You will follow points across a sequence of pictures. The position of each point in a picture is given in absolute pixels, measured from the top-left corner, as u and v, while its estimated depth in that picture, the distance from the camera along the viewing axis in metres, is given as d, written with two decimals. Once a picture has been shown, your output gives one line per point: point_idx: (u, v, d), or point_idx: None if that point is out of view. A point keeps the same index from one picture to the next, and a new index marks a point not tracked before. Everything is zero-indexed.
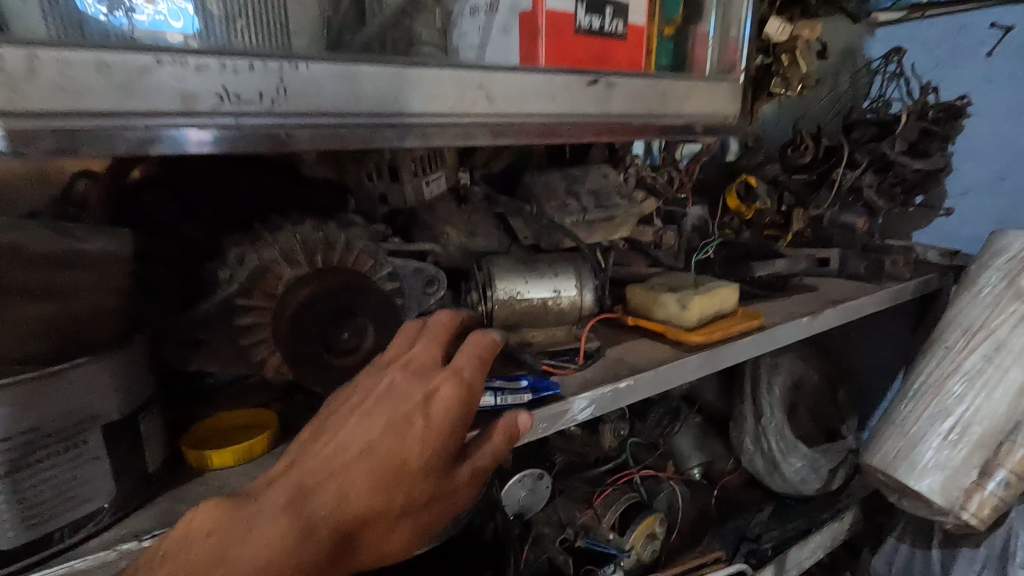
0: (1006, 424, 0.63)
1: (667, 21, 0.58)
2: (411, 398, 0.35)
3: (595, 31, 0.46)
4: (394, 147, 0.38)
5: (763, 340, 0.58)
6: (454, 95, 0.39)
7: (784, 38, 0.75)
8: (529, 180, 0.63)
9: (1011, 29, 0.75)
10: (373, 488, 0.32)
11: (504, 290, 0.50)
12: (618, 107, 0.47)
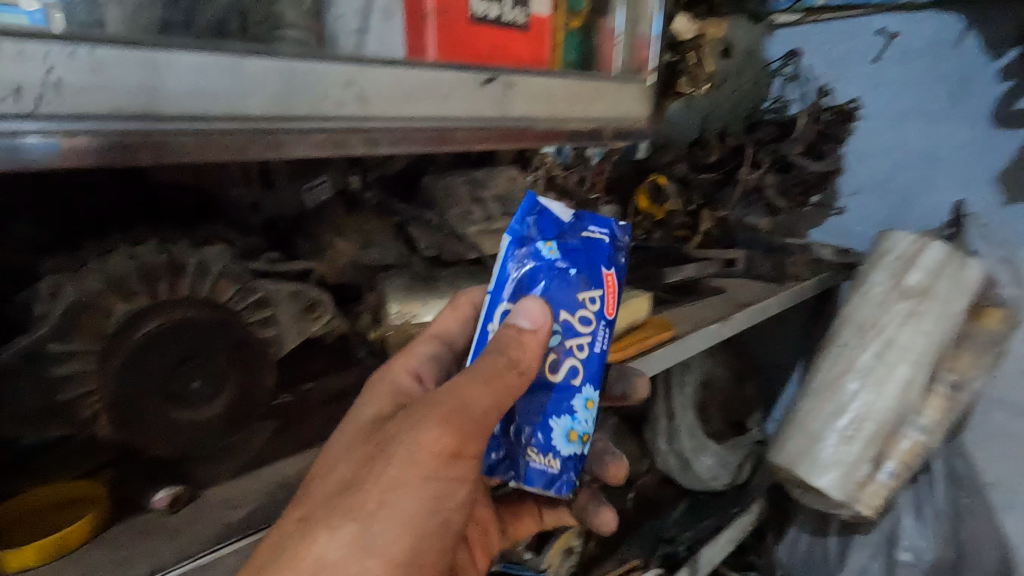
0: (893, 418, 0.66)
1: (570, 17, 0.58)
2: (446, 468, 0.27)
3: (491, 22, 0.46)
4: (247, 148, 0.33)
5: (677, 349, 0.56)
6: (309, 88, 0.35)
7: (692, 34, 0.75)
8: (430, 183, 0.57)
9: (896, 37, 0.77)
10: (411, 554, 0.27)
11: (398, 314, 0.45)
12: (519, 107, 0.47)
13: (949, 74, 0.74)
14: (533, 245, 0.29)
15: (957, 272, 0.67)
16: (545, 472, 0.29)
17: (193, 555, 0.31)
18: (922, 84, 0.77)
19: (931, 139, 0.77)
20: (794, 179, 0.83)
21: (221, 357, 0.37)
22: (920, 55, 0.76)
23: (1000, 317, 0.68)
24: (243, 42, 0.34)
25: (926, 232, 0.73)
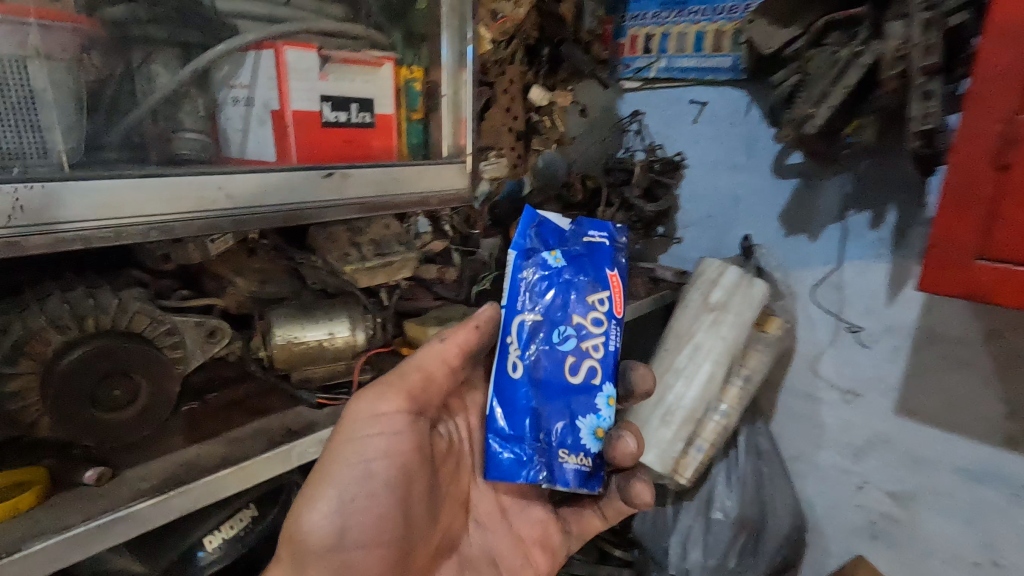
0: (699, 405, 0.85)
1: (409, 109, 0.66)
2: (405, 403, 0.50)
3: (341, 124, 0.57)
4: (141, 239, 0.45)
5: None
6: (194, 199, 0.46)
7: (543, 103, 0.94)
8: (316, 232, 0.70)
9: (705, 105, 0.98)
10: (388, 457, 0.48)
11: (283, 336, 0.58)
12: (353, 193, 0.56)
13: (743, 135, 0.94)
14: (540, 255, 0.49)
15: (746, 290, 0.87)
16: (576, 467, 0.48)
17: (123, 504, 0.44)
18: (727, 142, 0.97)
19: (736, 185, 0.97)
20: (636, 217, 1.02)
21: (139, 373, 0.50)
22: (723, 119, 0.96)
23: (777, 325, 0.89)
24: (144, 168, 0.45)
25: (730, 264, 0.92)
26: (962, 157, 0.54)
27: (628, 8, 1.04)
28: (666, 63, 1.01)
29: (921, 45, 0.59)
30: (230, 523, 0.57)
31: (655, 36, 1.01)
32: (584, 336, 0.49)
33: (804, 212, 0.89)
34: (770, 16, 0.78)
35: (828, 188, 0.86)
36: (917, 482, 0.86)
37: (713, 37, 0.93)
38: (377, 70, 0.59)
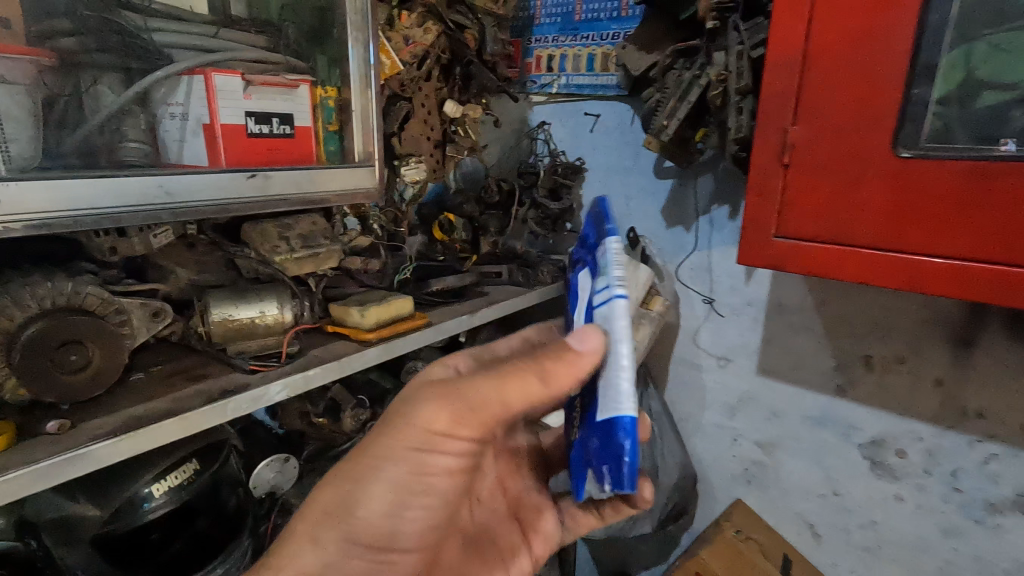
0: None
1: (325, 122, 0.78)
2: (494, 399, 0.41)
3: (263, 134, 0.68)
4: (92, 228, 0.55)
5: (427, 334, 0.84)
6: (138, 195, 0.57)
7: (457, 115, 1.06)
8: (248, 228, 0.80)
9: (598, 117, 1.13)
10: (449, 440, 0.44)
11: (218, 313, 0.69)
12: (275, 189, 0.67)
13: (630, 143, 1.10)
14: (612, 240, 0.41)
15: (634, 275, 0.99)
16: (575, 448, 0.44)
17: (80, 446, 0.53)
18: (617, 148, 1.13)
19: (626, 185, 1.13)
20: (545, 214, 1.16)
21: (90, 342, 0.59)
22: (613, 129, 1.12)
23: (660, 303, 1.03)
24: (94, 171, 0.55)
25: (621, 253, 1.06)
26: (759, 160, 0.70)
27: (532, 32, 1.19)
28: (565, 81, 1.16)
29: (736, 72, 0.75)
30: (179, 471, 0.67)
31: (555, 57, 1.16)
32: (566, 335, 0.44)
33: (679, 207, 1.06)
34: (637, 43, 0.94)
35: (695, 186, 1.02)
36: (775, 431, 1.04)
37: (600, 59, 1.08)
38: (294, 90, 0.71)
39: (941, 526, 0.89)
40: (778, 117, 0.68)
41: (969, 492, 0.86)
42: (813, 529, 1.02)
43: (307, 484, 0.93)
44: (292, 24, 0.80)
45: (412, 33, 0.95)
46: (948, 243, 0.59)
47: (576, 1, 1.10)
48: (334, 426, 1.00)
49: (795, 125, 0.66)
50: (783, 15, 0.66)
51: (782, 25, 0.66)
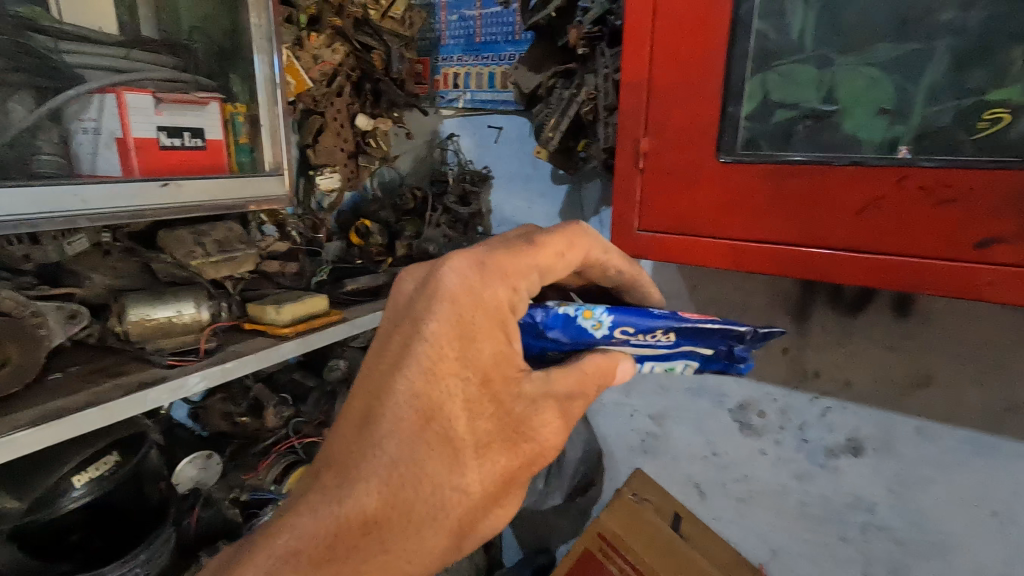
0: None
1: (236, 136, 0.85)
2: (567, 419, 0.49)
3: (175, 147, 0.74)
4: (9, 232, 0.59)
5: (342, 328, 0.91)
6: (53, 201, 0.61)
7: (369, 128, 1.15)
8: (163, 236, 0.85)
9: (500, 129, 1.25)
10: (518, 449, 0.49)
11: (137, 313, 0.74)
12: (185, 196, 0.72)
13: (529, 152, 1.22)
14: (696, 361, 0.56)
15: None
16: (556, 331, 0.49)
17: (4, 432, 0.57)
18: (519, 158, 1.24)
19: (528, 191, 1.25)
20: (456, 218, 1.26)
21: (8, 342, 0.63)
22: (514, 140, 1.24)
23: None
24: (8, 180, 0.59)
25: None
26: (621, 166, 0.83)
27: (439, 51, 1.29)
28: (470, 96, 1.26)
29: (603, 92, 0.89)
30: (98, 462, 0.71)
31: (460, 74, 1.27)
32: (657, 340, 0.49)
33: (573, 209, 1.19)
34: (527, 64, 1.06)
35: (585, 191, 1.16)
36: (663, 403, 1.18)
37: (499, 77, 1.20)
38: (205, 107, 0.77)
39: (795, 473, 1.05)
40: (633, 130, 0.82)
41: (812, 442, 1.02)
42: (699, 488, 1.17)
43: (231, 478, 0.99)
44: (201, 45, 0.87)
45: (321, 54, 1.03)
46: (761, 228, 0.73)
47: (475, 25, 1.21)
48: (257, 423, 1.05)
49: (645, 136, 0.80)
50: (631, 46, 0.79)
51: (631, 53, 0.79)
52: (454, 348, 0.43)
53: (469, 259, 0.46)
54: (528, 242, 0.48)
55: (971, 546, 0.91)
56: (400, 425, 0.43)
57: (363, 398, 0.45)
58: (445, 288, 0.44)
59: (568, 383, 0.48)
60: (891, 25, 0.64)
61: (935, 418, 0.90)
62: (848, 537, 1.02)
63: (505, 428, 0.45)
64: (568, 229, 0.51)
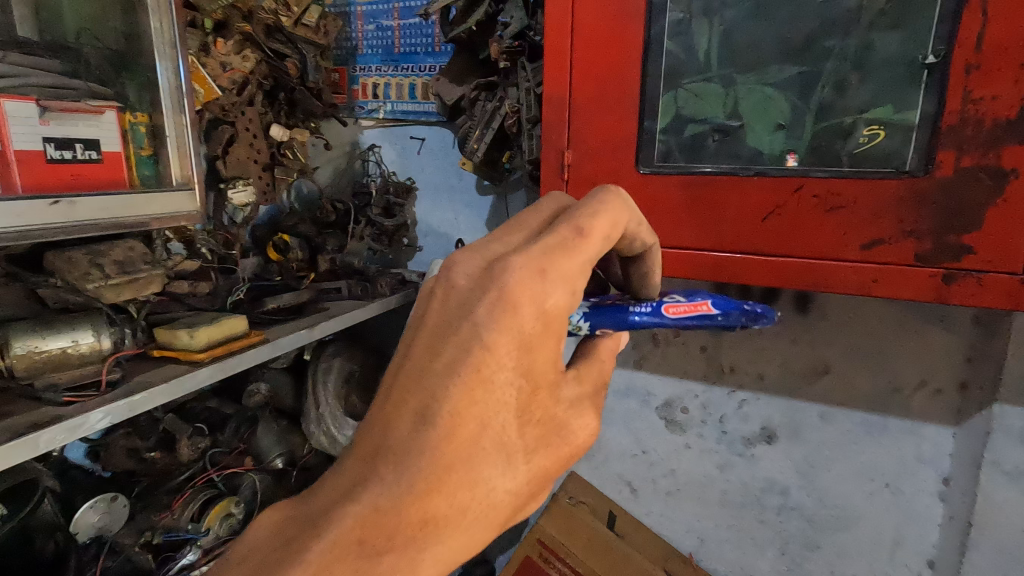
0: None
1: (137, 147, 0.78)
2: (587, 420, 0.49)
3: (66, 160, 0.66)
4: None
5: (264, 350, 0.86)
6: None
7: (285, 138, 1.10)
8: (52, 257, 0.76)
9: (423, 140, 1.24)
10: None
11: (22, 346, 0.66)
12: (82, 215, 0.65)
13: (453, 163, 1.22)
14: None
15: None
16: None
17: None
18: (443, 168, 1.24)
19: (454, 202, 1.25)
20: (381, 231, 1.24)
21: None
22: (438, 151, 1.23)
23: None
24: None
25: None
26: (547, 177, 0.85)
27: (356, 61, 1.26)
28: (391, 107, 1.25)
29: (526, 105, 0.91)
30: None
31: (379, 85, 1.24)
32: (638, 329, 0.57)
33: (499, 219, 1.20)
34: (449, 76, 1.06)
35: (511, 201, 1.17)
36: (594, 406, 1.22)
37: (420, 88, 1.20)
38: (100, 116, 0.69)
39: (717, 463, 1.12)
40: (557, 142, 0.83)
41: (731, 433, 1.09)
42: (631, 485, 1.21)
43: (139, 521, 0.90)
44: (92, 48, 0.79)
45: (230, 60, 0.99)
46: (679, 234, 0.78)
47: (394, 36, 1.20)
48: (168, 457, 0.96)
49: (569, 148, 0.83)
50: (552, 61, 0.81)
51: (552, 68, 0.81)
52: (515, 359, 0.41)
53: (529, 261, 0.42)
54: (579, 231, 0.45)
55: (869, 516, 1.01)
56: (456, 432, 0.40)
57: (410, 399, 0.41)
58: (510, 291, 0.41)
59: (595, 377, 0.49)
60: (784, 48, 0.71)
61: (835, 403, 0.99)
62: (765, 519, 1.09)
63: (548, 433, 0.44)
64: (609, 207, 0.48)
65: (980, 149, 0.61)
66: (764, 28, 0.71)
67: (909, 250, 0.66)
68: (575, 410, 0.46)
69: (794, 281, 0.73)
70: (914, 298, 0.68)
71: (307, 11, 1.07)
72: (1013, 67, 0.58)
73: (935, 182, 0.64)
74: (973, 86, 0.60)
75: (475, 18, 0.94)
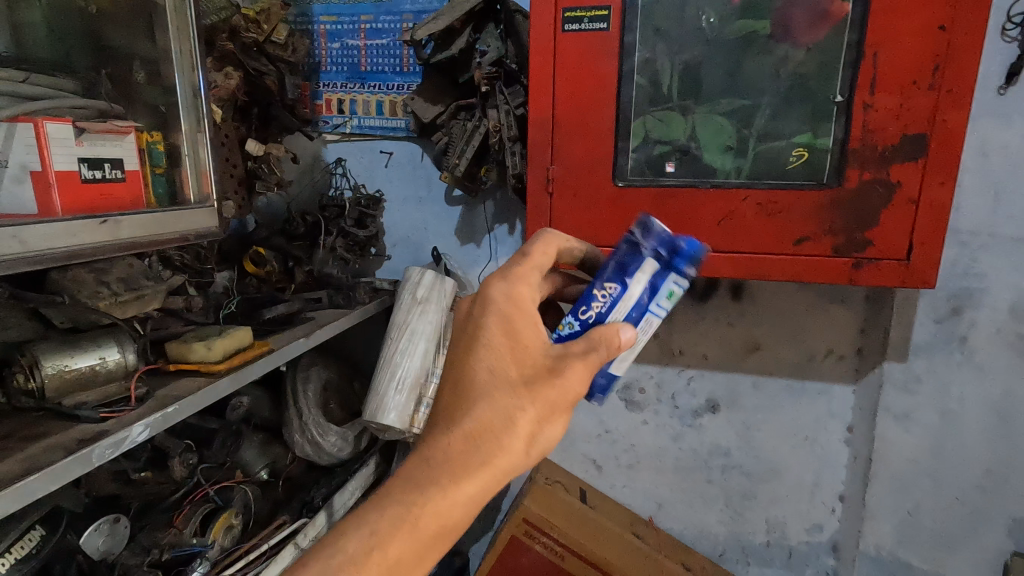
0: (421, 372, 1.15)
1: (155, 165, 0.79)
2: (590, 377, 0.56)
3: (96, 180, 0.66)
4: None
5: (273, 358, 0.89)
6: None
7: (259, 153, 1.11)
8: (57, 277, 0.75)
9: (392, 154, 1.30)
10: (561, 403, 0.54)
11: (54, 365, 0.67)
12: (124, 234, 0.67)
13: (422, 176, 1.30)
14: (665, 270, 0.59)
15: (440, 286, 1.19)
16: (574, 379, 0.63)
17: None
18: (412, 181, 1.31)
19: (423, 212, 1.32)
20: (352, 241, 1.27)
21: None
22: (406, 164, 1.30)
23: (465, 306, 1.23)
24: None
25: (428, 269, 1.23)
26: (533, 190, 0.96)
27: (319, 77, 1.29)
28: (357, 123, 1.29)
29: (507, 125, 1.02)
30: (22, 541, 0.64)
31: (345, 101, 1.28)
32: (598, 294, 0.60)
33: (469, 227, 1.29)
34: (424, 96, 1.13)
35: (481, 210, 1.27)
36: None
37: (389, 105, 1.26)
38: (123, 137, 0.71)
39: (670, 434, 1.28)
40: (541, 159, 0.95)
41: (682, 407, 1.26)
42: (596, 464, 1.35)
43: (143, 541, 0.88)
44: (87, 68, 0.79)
45: (213, 78, 0.99)
46: None
47: (360, 55, 1.25)
48: (160, 477, 0.94)
49: (553, 164, 0.95)
50: (537, 88, 0.92)
51: (538, 94, 0.92)
52: (501, 331, 0.55)
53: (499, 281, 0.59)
54: (523, 254, 0.63)
55: (793, 466, 1.22)
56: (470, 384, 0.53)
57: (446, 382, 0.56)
58: (490, 295, 0.57)
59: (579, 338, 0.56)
60: (728, 86, 0.88)
61: (765, 374, 1.19)
62: (712, 479, 1.28)
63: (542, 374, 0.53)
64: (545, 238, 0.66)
65: (875, 167, 0.82)
66: (712, 68, 0.88)
67: (830, 245, 0.86)
68: (563, 360, 0.54)
69: (740, 272, 0.90)
70: (832, 282, 0.88)
71: (277, 29, 1.08)
72: (895, 107, 0.80)
73: (846, 192, 0.83)
74: (870, 121, 0.81)
75: (457, 47, 1.03)
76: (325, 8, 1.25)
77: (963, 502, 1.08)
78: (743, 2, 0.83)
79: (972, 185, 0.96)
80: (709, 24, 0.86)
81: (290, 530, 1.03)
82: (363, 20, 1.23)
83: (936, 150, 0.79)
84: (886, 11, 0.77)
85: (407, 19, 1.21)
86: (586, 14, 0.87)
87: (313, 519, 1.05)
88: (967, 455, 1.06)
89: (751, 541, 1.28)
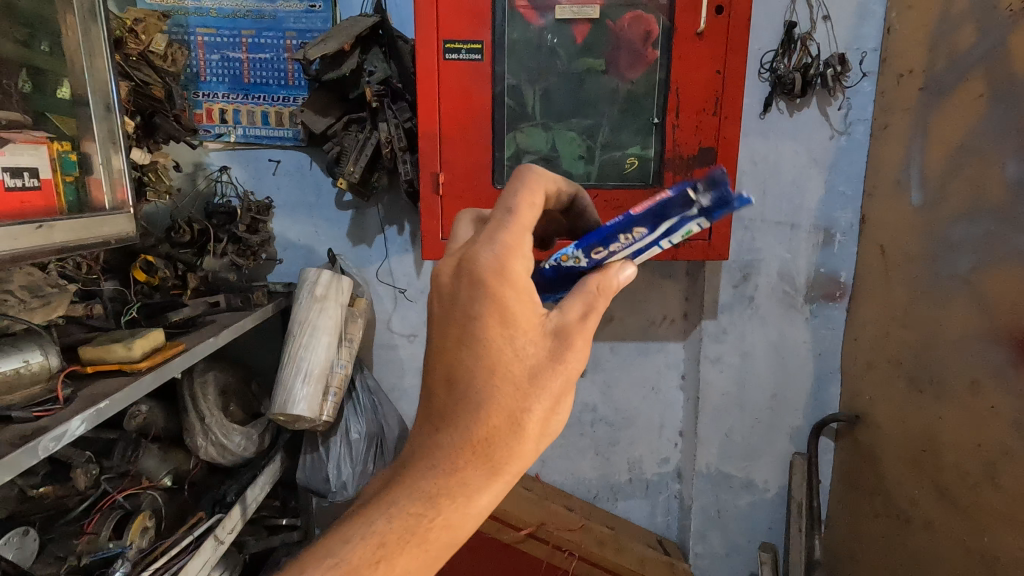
0: (325, 364, 1.24)
1: (64, 173, 0.82)
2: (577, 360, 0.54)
3: (18, 188, 0.71)
4: None
5: (190, 356, 0.94)
6: None
7: (146, 161, 1.11)
8: None
9: (279, 162, 1.37)
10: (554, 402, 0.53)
11: None
12: (56, 238, 0.74)
13: (312, 183, 1.38)
14: None
15: (337, 284, 1.28)
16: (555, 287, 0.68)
17: None
18: (301, 187, 1.38)
19: (313, 217, 1.40)
20: (244, 246, 1.30)
21: None
22: (294, 172, 1.37)
23: (363, 301, 1.35)
24: None
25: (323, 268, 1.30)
26: (424, 194, 1.12)
27: (198, 86, 1.30)
28: (241, 132, 1.33)
29: (396, 137, 1.17)
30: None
31: (228, 111, 1.32)
32: None
33: (361, 229, 1.40)
34: (313, 108, 1.23)
35: (371, 214, 1.39)
36: None
37: (274, 115, 1.32)
38: (37, 147, 0.75)
39: None
40: (431, 166, 1.11)
41: None
42: None
43: (55, 550, 0.88)
44: None
45: None
46: None
47: (242, 67, 1.30)
48: (61, 490, 0.92)
49: (441, 171, 1.11)
50: (425, 106, 1.08)
51: (426, 111, 1.08)
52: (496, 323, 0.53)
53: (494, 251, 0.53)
54: (509, 211, 0.56)
55: (644, 412, 1.51)
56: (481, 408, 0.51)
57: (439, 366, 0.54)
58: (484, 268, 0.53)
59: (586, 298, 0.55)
60: (577, 109, 1.11)
61: (619, 339, 1.46)
62: (584, 432, 1.52)
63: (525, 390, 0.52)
64: (526, 181, 0.58)
65: (684, 172, 1.11)
66: (566, 94, 1.11)
67: None
68: (565, 341, 0.53)
69: None
70: (660, 258, 1.15)
71: (155, 40, 1.13)
72: (693, 127, 1.09)
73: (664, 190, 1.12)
74: (677, 138, 1.09)
75: (348, 66, 1.15)
76: (202, 20, 1.27)
77: (760, 420, 1.44)
78: (583, 45, 1.08)
79: (748, 185, 1.31)
80: (560, 60, 1.09)
81: (208, 525, 1.05)
82: (244, 35, 1.28)
83: (721, 159, 1.10)
84: (681, 59, 1.06)
85: (291, 36, 1.29)
86: (464, 46, 1.05)
87: (229, 512, 1.09)
88: (760, 385, 1.42)
89: (617, 480, 1.55)
